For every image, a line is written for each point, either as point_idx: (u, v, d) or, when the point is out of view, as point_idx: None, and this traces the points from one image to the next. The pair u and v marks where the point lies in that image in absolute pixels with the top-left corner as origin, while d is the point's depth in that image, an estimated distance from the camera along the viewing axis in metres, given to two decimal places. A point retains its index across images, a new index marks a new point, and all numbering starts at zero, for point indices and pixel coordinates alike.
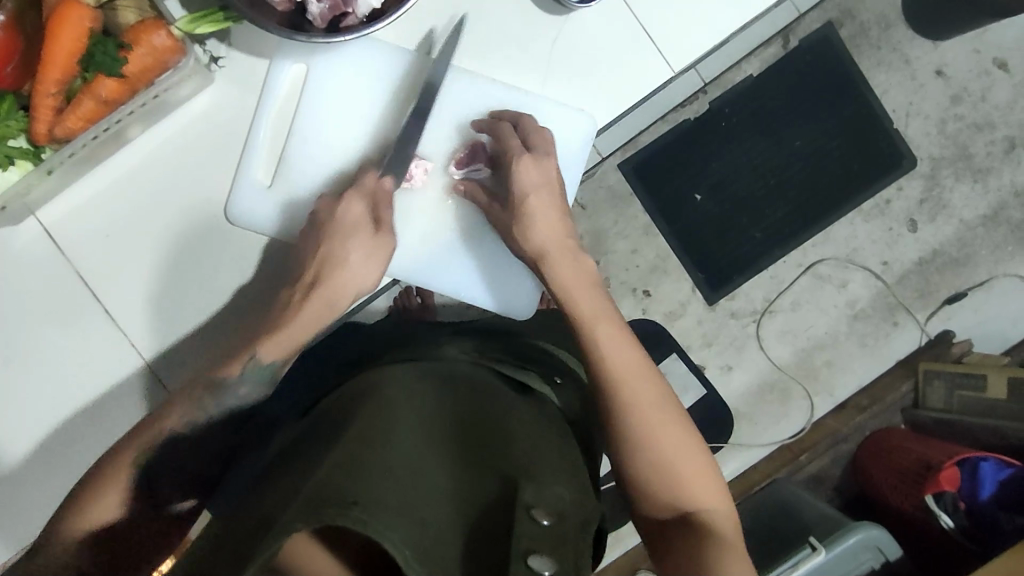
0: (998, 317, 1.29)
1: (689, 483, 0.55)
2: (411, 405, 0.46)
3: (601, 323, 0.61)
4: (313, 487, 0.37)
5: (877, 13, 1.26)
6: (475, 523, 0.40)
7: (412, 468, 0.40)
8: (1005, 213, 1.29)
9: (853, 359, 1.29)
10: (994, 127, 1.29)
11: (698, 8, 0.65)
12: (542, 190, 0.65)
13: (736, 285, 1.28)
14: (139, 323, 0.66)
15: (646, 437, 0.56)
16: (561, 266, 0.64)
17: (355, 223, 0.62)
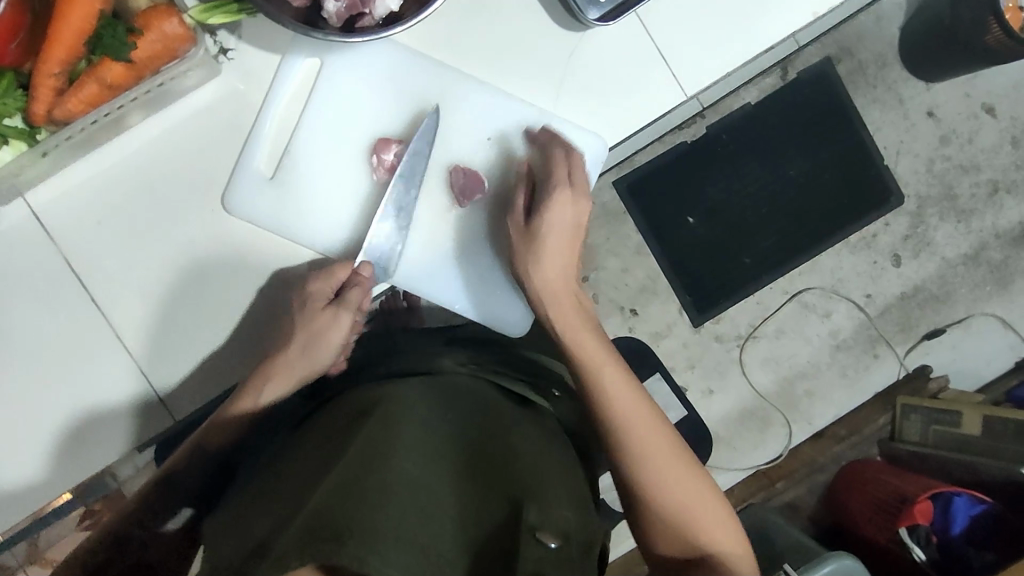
0: (974, 355, 1.32)
1: (700, 522, 0.58)
2: (410, 420, 0.46)
3: (604, 368, 0.61)
4: (310, 516, 0.36)
5: (875, 51, 1.29)
6: (477, 548, 0.40)
7: (415, 490, 0.40)
8: (985, 254, 1.32)
9: (833, 388, 1.31)
10: (979, 170, 1.32)
11: (711, 36, 0.65)
12: (564, 240, 0.65)
13: (722, 308, 1.30)
14: (124, 315, 0.64)
15: (658, 481, 0.58)
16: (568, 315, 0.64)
17: (316, 301, 0.63)
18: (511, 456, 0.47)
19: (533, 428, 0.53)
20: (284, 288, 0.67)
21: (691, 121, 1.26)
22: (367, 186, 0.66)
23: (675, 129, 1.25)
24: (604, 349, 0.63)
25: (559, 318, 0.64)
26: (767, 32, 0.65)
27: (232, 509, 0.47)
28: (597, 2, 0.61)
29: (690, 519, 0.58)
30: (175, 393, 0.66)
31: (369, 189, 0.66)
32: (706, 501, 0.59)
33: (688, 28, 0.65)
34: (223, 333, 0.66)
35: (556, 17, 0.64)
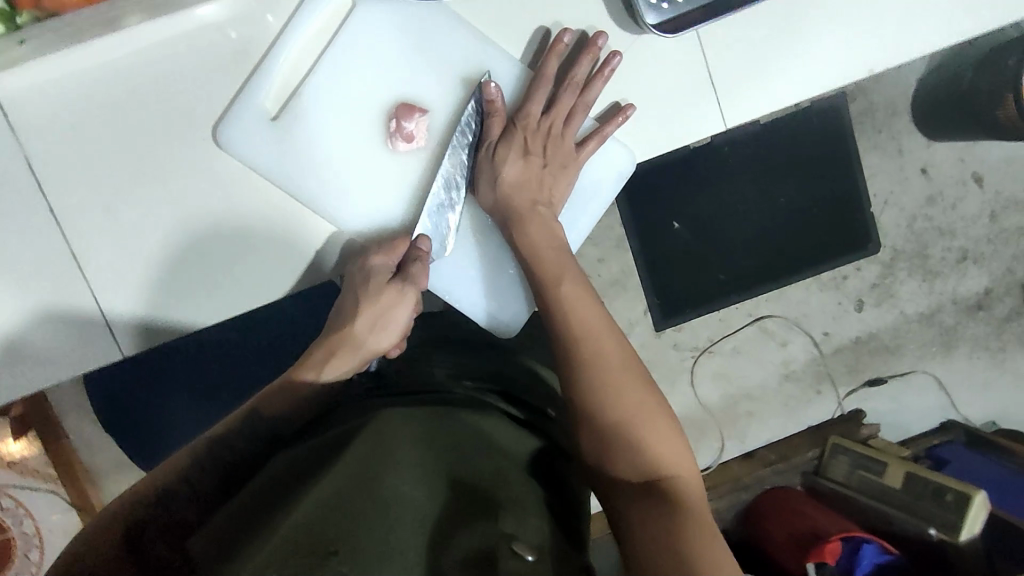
0: (907, 409, 1.39)
1: (655, 442, 0.59)
2: (399, 444, 0.51)
3: (563, 281, 0.68)
4: (299, 533, 0.41)
5: (887, 98, 1.29)
6: (455, 557, 0.45)
7: (404, 505, 0.46)
8: (940, 315, 1.37)
9: (771, 414, 1.37)
10: (954, 236, 1.35)
11: (754, 70, 0.74)
12: (535, 152, 0.71)
13: (686, 318, 1.30)
14: (84, 230, 0.67)
15: (605, 386, 0.61)
16: (527, 227, 0.70)
17: (378, 273, 0.68)
18: (490, 478, 0.53)
19: (511, 444, 0.59)
20: (251, 233, 0.70)
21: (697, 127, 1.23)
22: (377, 144, 0.69)
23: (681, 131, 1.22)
24: (585, 294, 0.67)
25: (541, 265, 0.69)
26: (786, 93, 0.75)
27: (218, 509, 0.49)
28: (657, 9, 0.68)
29: (643, 451, 0.58)
30: (128, 321, 0.69)
31: (376, 152, 0.69)
32: (660, 421, 0.60)
33: (732, 67, 0.73)
34: (180, 263, 0.69)
35: (618, 19, 0.72)
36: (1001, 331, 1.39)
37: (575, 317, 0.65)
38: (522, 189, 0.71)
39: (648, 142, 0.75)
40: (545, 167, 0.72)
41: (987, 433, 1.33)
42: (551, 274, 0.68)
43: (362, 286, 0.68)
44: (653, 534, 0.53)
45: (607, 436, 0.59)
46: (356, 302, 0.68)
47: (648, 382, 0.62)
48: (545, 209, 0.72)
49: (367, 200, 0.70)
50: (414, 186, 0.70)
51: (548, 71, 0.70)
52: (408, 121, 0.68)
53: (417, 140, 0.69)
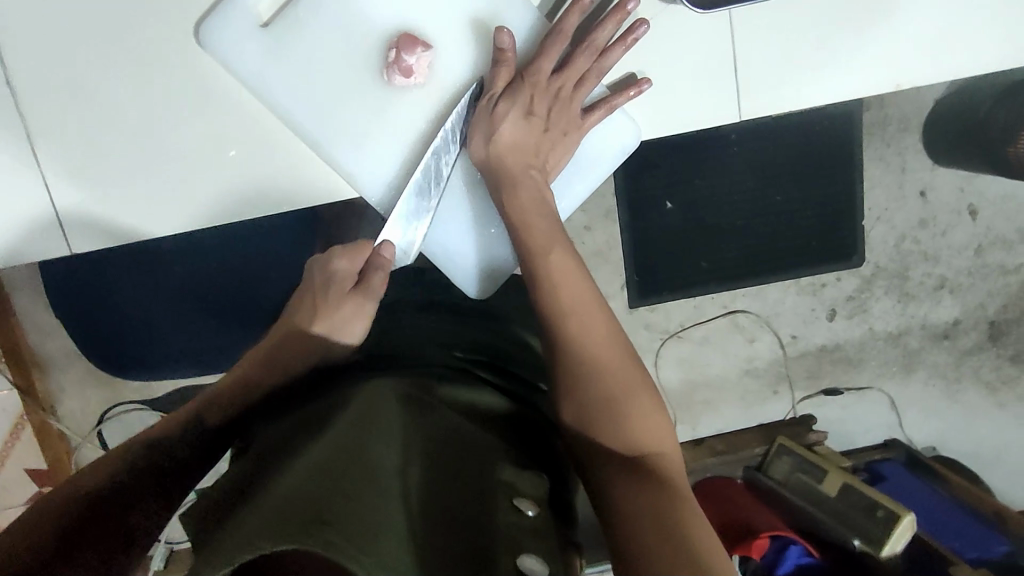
0: (856, 421, 1.42)
1: (638, 421, 0.56)
2: (385, 414, 0.52)
3: (554, 248, 0.63)
4: (286, 499, 0.41)
5: (902, 112, 1.27)
6: (445, 520, 0.45)
7: (392, 470, 0.47)
8: (906, 337, 1.39)
9: (725, 405, 1.39)
10: (937, 263, 1.35)
11: (775, 65, 0.71)
12: (539, 113, 0.68)
13: (661, 299, 1.30)
14: (44, 114, 0.69)
15: (590, 361, 0.58)
16: (518, 189, 0.67)
17: (338, 277, 0.69)
18: (479, 452, 0.53)
19: (499, 423, 0.60)
20: (214, 142, 0.72)
21: None
22: (373, 72, 0.68)
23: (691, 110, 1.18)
24: (577, 268, 0.62)
25: (527, 230, 0.65)
26: (812, 96, 0.72)
27: (223, 486, 0.51)
28: None
29: (630, 428, 0.56)
30: (85, 215, 0.72)
31: (371, 81, 0.68)
32: (646, 400, 0.57)
33: (765, 56, 0.70)
34: (138, 163, 0.71)
35: None
36: (961, 363, 1.41)
37: (563, 292, 0.60)
38: (518, 150, 0.68)
39: (657, 120, 0.72)
40: (546, 130, 0.69)
41: (926, 457, 1.36)
42: (537, 243, 0.64)
43: (323, 292, 0.68)
44: (634, 516, 0.49)
45: (590, 412, 0.56)
46: (316, 309, 0.68)
47: (635, 360, 0.59)
48: (537, 174, 0.69)
49: (353, 128, 0.69)
50: (406, 118, 0.70)
51: (568, 27, 0.66)
52: (409, 55, 0.67)
53: (415, 75, 0.68)
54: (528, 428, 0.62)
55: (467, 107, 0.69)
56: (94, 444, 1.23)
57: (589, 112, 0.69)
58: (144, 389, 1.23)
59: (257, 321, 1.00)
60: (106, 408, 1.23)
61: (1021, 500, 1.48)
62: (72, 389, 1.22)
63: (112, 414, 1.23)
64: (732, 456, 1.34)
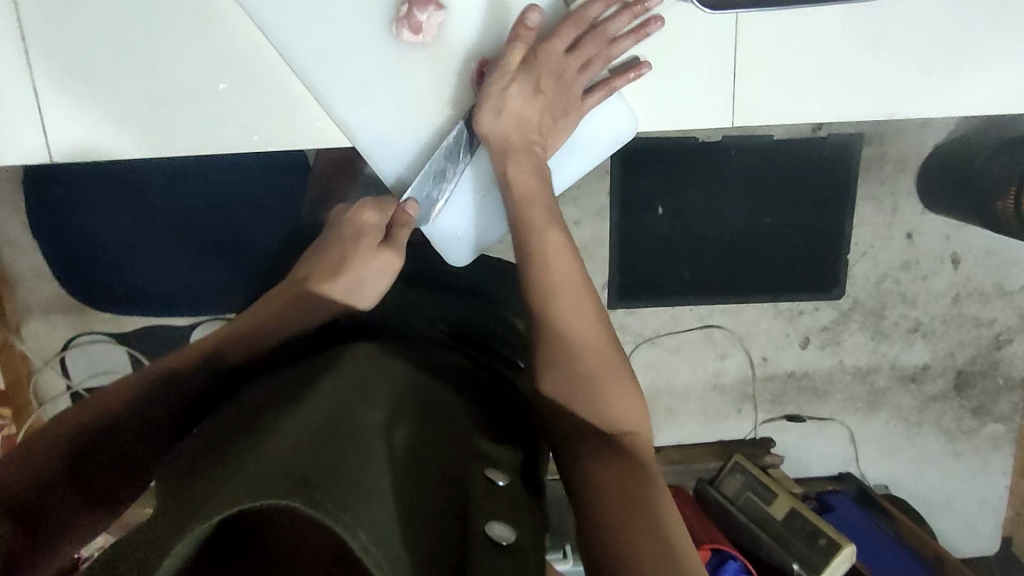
0: (812, 451, 1.44)
1: (612, 401, 0.56)
2: (366, 379, 0.50)
3: (550, 227, 0.62)
4: (269, 451, 0.39)
5: (900, 153, 1.28)
6: (424, 481, 0.44)
7: (373, 430, 0.45)
8: (874, 375, 1.41)
9: (687, 417, 1.40)
10: (913, 306, 1.37)
11: (777, 80, 0.71)
12: (545, 91, 0.67)
13: (639, 303, 1.31)
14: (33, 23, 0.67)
15: (568, 342, 0.56)
16: (519, 164, 0.66)
17: (367, 229, 0.66)
18: (463, 424, 0.52)
19: (484, 400, 0.58)
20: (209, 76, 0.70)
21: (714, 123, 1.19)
22: (383, 25, 0.67)
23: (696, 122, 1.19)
24: (567, 250, 0.61)
25: (524, 205, 0.64)
26: (804, 115, 0.73)
27: (195, 438, 0.48)
28: None
29: (608, 409, 0.55)
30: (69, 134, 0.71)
31: (380, 33, 0.68)
32: (620, 380, 0.56)
33: (768, 70, 0.71)
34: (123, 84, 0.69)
35: None
36: (925, 408, 1.43)
37: (550, 274, 0.59)
38: (524, 126, 0.67)
39: (653, 115, 0.73)
40: (548, 109, 0.68)
41: (877, 494, 1.40)
42: (529, 220, 0.63)
43: (351, 240, 0.65)
44: (614, 497, 0.50)
45: (569, 397, 0.56)
46: (344, 257, 0.64)
47: (613, 342, 0.58)
48: (536, 151, 0.68)
49: (355, 77, 0.69)
50: (409, 75, 0.69)
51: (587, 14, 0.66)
52: (421, 12, 0.66)
53: (423, 34, 0.67)
54: (507, 408, 0.60)
55: (475, 88, 0.69)
56: (54, 370, 1.22)
57: (588, 98, 0.69)
58: (110, 321, 1.21)
59: (224, 272, 1.01)
60: (72, 335, 1.22)
61: (963, 549, 1.51)
62: (40, 312, 1.20)
63: (75, 343, 1.22)
64: (686, 467, 1.36)
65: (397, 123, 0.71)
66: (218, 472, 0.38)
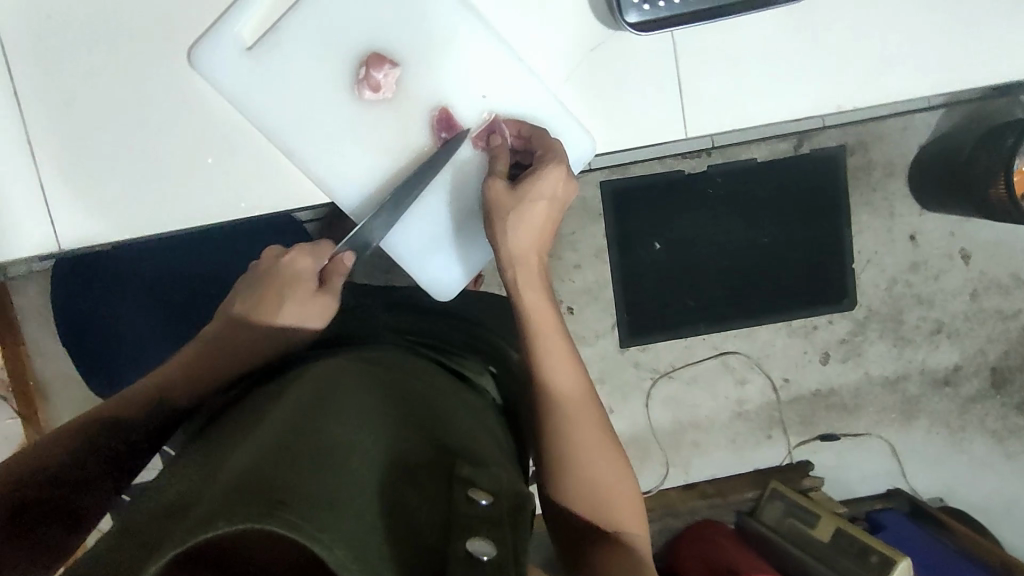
0: (853, 469, 1.39)
1: (602, 485, 0.58)
2: (336, 394, 0.44)
3: (542, 303, 0.62)
4: (232, 476, 0.33)
5: (886, 158, 1.30)
6: (407, 497, 0.39)
7: (346, 442, 0.39)
8: (904, 383, 1.37)
9: (718, 449, 1.36)
10: (931, 307, 1.35)
11: None
12: (548, 197, 0.64)
13: (651, 339, 1.30)
14: None
15: (564, 421, 0.58)
16: (527, 272, 0.63)
17: (302, 276, 0.65)
18: (442, 429, 0.46)
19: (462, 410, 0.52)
20: None
21: (695, 154, 1.23)
22: (343, 88, 0.66)
23: (678, 155, 1.23)
24: (561, 337, 0.61)
25: (524, 289, 0.62)
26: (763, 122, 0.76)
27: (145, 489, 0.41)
28: (639, 8, 0.65)
29: (609, 503, 0.58)
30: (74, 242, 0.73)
31: (340, 97, 0.66)
32: (609, 458, 0.58)
33: None
34: None
35: (596, 11, 0.68)
36: (965, 411, 1.38)
37: (550, 373, 0.59)
38: (528, 231, 0.63)
39: (613, 136, 0.71)
40: (553, 213, 0.65)
41: (930, 507, 1.33)
42: (527, 297, 0.62)
43: (282, 282, 0.65)
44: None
45: (564, 481, 0.58)
46: (277, 300, 0.64)
47: (600, 418, 0.60)
48: (542, 254, 0.65)
49: (322, 143, 0.67)
50: (369, 131, 0.67)
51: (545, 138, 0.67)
52: (377, 71, 0.65)
53: (383, 91, 0.66)
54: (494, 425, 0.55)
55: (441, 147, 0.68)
56: None
57: (575, 178, 0.65)
58: None
59: None
60: None
61: None
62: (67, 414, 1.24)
63: None
64: (723, 501, 1.33)
65: (364, 176, 0.68)
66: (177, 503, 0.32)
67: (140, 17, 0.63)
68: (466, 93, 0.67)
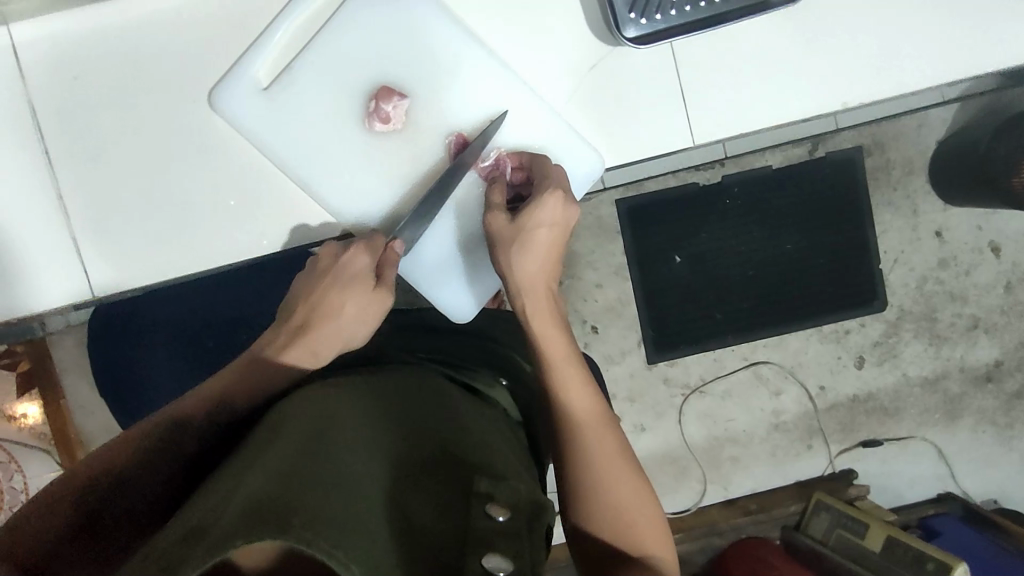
0: (900, 475, 1.35)
1: (625, 507, 0.57)
2: (350, 412, 0.46)
3: (552, 328, 0.62)
4: (253, 492, 0.35)
5: (904, 156, 1.28)
6: (420, 522, 0.41)
7: (359, 467, 0.41)
8: (945, 382, 1.33)
9: (757, 462, 1.33)
10: (965, 302, 1.32)
11: None
12: (551, 223, 0.64)
13: (679, 353, 1.29)
14: None
15: (582, 441, 0.58)
16: (536, 301, 0.63)
17: (357, 275, 0.61)
18: (456, 440, 0.48)
19: (476, 417, 0.54)
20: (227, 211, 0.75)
21: (709, 166, 1.23)
22: (354, 121, 0.68)
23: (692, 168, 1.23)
24: (575, 358, 0.61)
25: (533, 317, 0.63)
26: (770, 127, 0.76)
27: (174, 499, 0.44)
28: (636, 23, 0.67)
29: (629, 527, 0.57)
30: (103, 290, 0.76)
31: (352, 129, 0.68)
32: (632, 479, 0.57)
33: None
34: None
35: (594, 28, 0.69)
36: (1010, 407, 1.35)
37: (566, 397, 0.59)
38: (532, 260, 0.64)
39: (621, 149, 0.72)
40: (560, 240, 0.65)
41: (985, 510, 1.28)
42: (535, 325, 0.62)
43: (335, 281, 0.61)
44: None
45: (588, 502, 0.57)
46: (330, 300, 0.60)
47: (621, 440, 0.59)
48: (551, 281, 0.65)
49: (335, 175, 0.69)
50: (380, 160, 0.69)
51: (546, 164, 0.68)
52: (386, 102, 0.67)
53: (393, 122, 0.68)
54: (509, 436, 0.57)
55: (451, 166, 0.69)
56: None
57: (576, 203, 0.64)
58: None
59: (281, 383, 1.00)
60: None
61: None
62: None
63: None
64: (766, 515, 1.29)
65: (376, 203, 0.70)
66: (199, 511, 0.34)
67: (159, 71, 0.66)
68: (472, 119, 0.69)
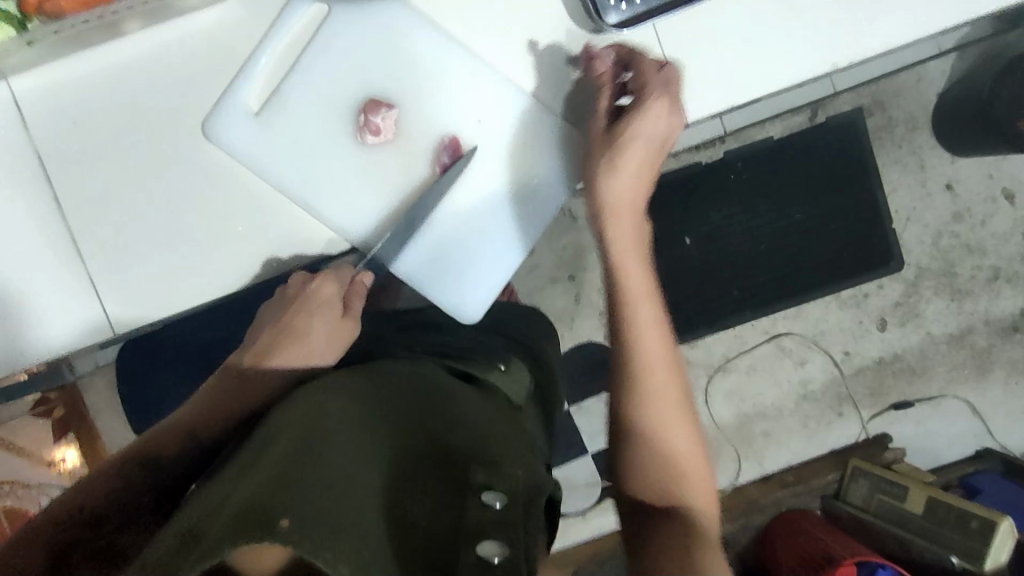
0: (935, 434, 1.33)
1: (680, 454, 0.59)
2: (345, 412, 0.47)
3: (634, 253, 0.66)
4: (244, 499, 0.36)
5: (907, 112, 1.27)
6: (415, 517, 0.42)
7: (354, 466, 0.42)
8: (971, 337, 1.32)
9: (790, 435, 1.32)
10: (984, 254, 1.30)
11: None
12: (650, 139, 0.66)
13: (700, 334, 1.28)
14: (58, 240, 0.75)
15: (644, 379, 0.61)
16: (625, 219, 0.66)
17: (325, 303, 0.66)
18: (453, 431, 0.49)
19: (474, 405, 0.55)
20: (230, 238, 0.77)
21: (710, 144, 1.23)
22: (346, 135, 0.69)
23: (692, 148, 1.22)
24: (651, 287, 0.65)
25: (620, 237, 0.66)
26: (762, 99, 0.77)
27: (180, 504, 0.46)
28: (617, 8, 0.66)
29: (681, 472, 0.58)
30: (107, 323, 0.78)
31: (345, 144, 0.69)
32: (684, 432, 0.60)
33: None
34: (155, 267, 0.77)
35: (575, 17, 0.69)
36: None
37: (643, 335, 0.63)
38: (626, 176, 0.66)
39: None
40: (656, 155, 0.67)
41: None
42: (621, 244, 0.66)
43: (306, 309, 0.66)
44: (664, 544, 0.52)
45: (643, 449, 0.59)
46: (303, 322, 0.66)
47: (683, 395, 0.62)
48: (637, 200, 0.67)
49: (331, 190, 0.70)
50: (374, 172, 0.70)
51: (647, 64, 0.66)
52: (373, 114, 0.68)
53: (384, 133, 0.69)
54: (510, 421, 0.58)
55: (444, 171, 0.70)
56: None
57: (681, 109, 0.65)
58: None
59: None
60: None
61: None
62: None
63: None
64: (804, 487, 1.28)
65: (373, 214, 0.71)
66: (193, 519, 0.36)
67: (156, 106, 0.68)
68: (459, 122, 0.70)
